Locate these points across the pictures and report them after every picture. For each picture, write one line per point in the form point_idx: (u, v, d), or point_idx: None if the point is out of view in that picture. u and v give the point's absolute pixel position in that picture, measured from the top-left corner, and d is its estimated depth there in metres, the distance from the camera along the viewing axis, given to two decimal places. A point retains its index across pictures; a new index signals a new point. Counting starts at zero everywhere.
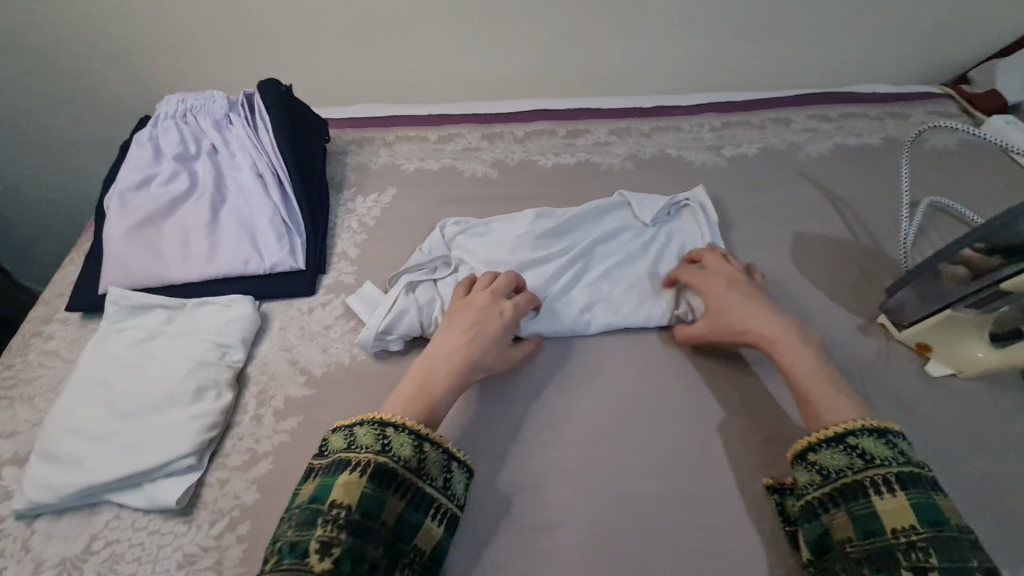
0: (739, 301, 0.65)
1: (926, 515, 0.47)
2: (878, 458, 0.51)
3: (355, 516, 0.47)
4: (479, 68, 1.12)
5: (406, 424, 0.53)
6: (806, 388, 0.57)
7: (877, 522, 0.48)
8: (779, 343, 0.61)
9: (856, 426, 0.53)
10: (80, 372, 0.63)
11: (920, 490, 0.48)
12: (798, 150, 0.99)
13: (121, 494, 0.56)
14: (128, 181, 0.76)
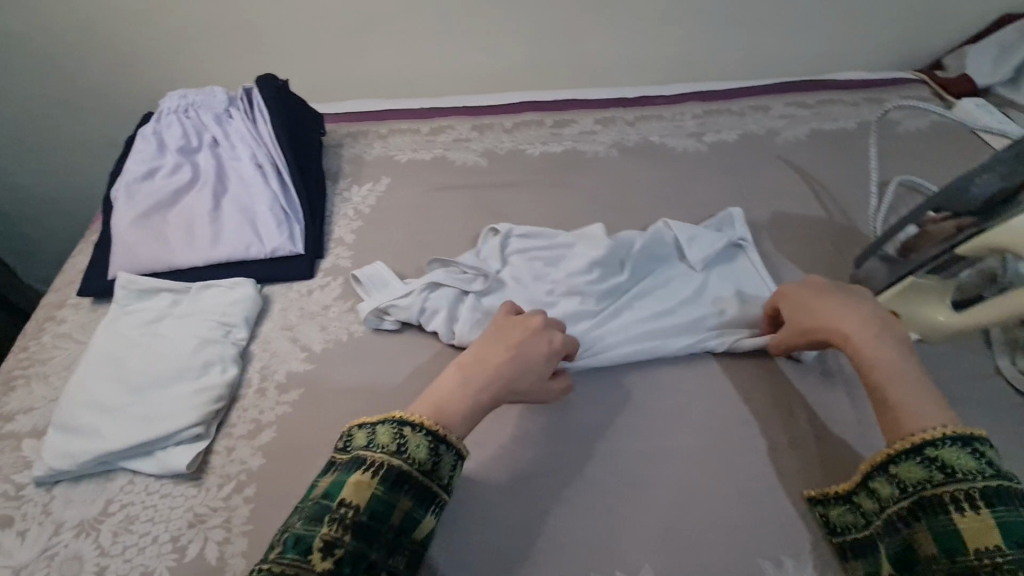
0: (817, 301, 0.62)
1: (1012, 534, 0.44)
2: (960, 471, 0.48)
3: (363, 518, 0.46)
4: (469, 63, 1.16)
5: (424, 426, 0.52)
6: (888, 391, 0.54)
7: (959, 540, 0.46)
8: (863, 342, 0.58)
9: (938, 436, 0.50)
10: (93, 352, 0.67)
11: (1010, 507, 0.45)
12: (776, 136, 1.03)
13: (134, 461, 0.60)
14: (134, 173, 0.80)
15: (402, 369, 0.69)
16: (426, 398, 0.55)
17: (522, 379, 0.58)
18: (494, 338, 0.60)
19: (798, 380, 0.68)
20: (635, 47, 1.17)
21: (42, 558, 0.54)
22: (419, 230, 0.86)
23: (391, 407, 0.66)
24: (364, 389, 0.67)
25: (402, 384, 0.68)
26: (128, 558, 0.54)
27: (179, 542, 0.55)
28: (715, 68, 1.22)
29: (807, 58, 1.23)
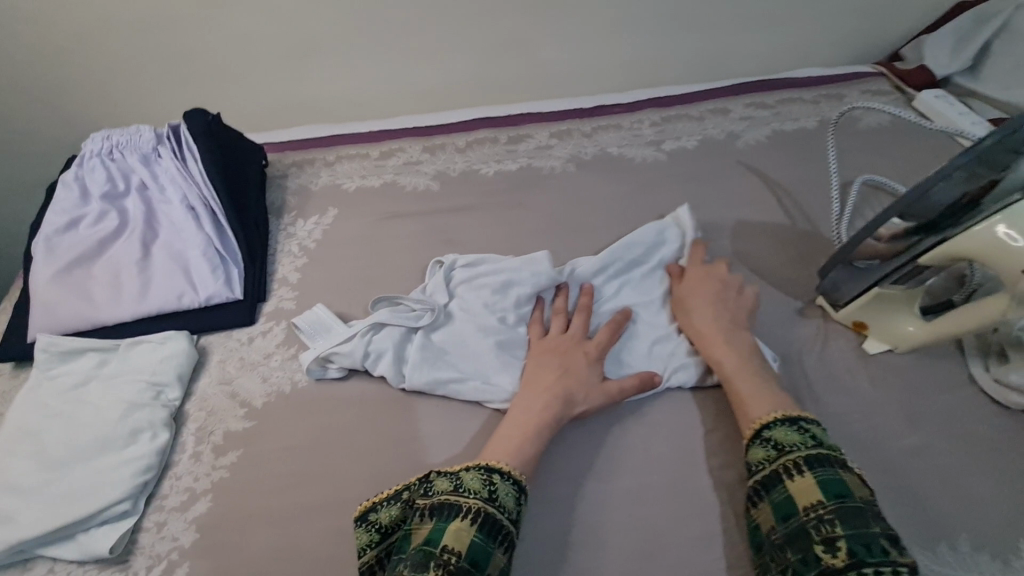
0: (702, 297, 0.69)
1: (832, 490, 0.50)
2: (788, 445, 0.55)
3: (466, 565, 0.47)
4: (420, 80, 1.11)
5: (511, 474, 0.54)
6: (733, 382, 0.62)
7: (792, 504, 0.51)
8: (716, 341, 0.65)
9: (769, 419, 0.57)
10: (10, 424, 0.62)
11: (828, 468, 0.52)
12: (737, 139, 1.00)
13: (54, 547, 0.55)
14: (54, 225, 0.74)
15: (348, 419, 0.65)
16: (495, 442, 0.57)
17: (583, 394, 0.61)
18: (537, 364, 0.64)
19: None
20: (590, 53, 1.13)
21: None
22: (367, 263, 0.82)
23: (337, 462, 0.61)
24: (308, 445, 0.63)
25: (349, 436, 0.63)
26: None
27: None
28: (673, 70, 1.19)
29: (765, 57, 1.20)
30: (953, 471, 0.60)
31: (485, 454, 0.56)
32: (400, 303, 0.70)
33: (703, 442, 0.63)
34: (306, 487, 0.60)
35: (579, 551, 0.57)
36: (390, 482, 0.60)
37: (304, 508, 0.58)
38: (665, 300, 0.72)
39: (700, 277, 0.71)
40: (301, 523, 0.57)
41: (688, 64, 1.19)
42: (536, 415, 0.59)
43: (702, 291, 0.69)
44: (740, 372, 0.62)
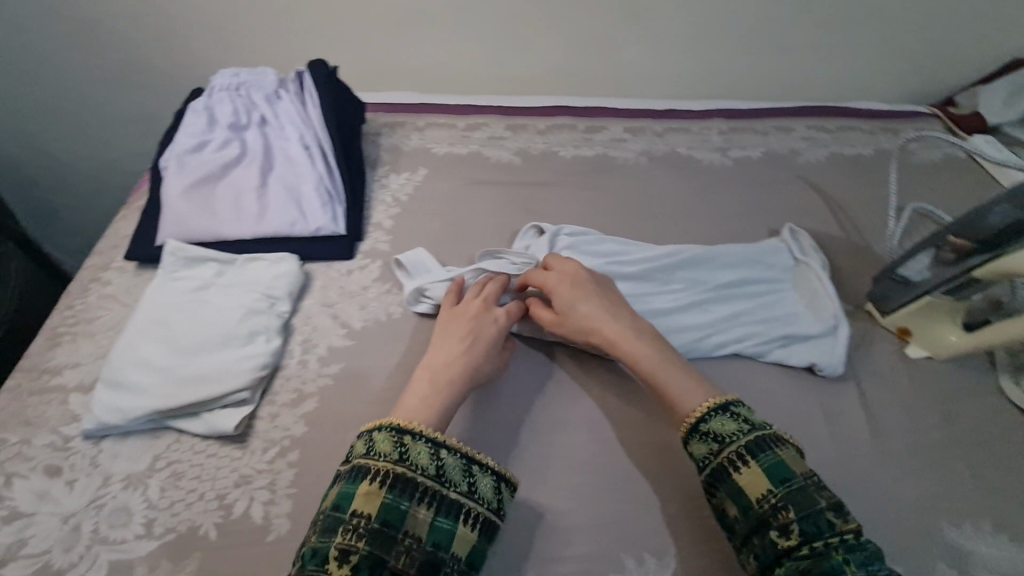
0: (582, 306, 0.68)
1: (776, 475, 0.53)
2: (726, 436, 0.56)
3: (376, 527, 0.49)
4: (505, 65, 1.19)
5: (424, 435, 0.55)
6: (660, 379, 0.63)
7: (744, 495, 0.53)
8: (627, 339, 0.66)
9: (703, 411, 0.59)
10: (141, 313, 0.69)
11: (768, 453, 0.54)
12: (797, 156, 1.07)
13: (182, 421, 0.62)
14: (185, 145, 0.82)
15: None
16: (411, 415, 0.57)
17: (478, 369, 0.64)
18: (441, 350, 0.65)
19: (813, 388, 0.72)
20: (665, 59, 1.20)
21: (92, 507, 0.55)
22: (454, 220, 0.89)
23: None
24: (402, 368, 0.70)
25: None
26: (176, 511, 0.56)
27: (226, 500, 0.57)
28: (739, 86, 1.26)
29: (828, 85, 1.27)
30: (980, 466, 0.66)
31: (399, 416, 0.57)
32: (501, 258, 0.78)
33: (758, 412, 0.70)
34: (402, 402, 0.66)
35: (644, 486, 0.63)
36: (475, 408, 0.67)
37: None
38: (746, 289, 0.80)
39: (562, 287, 0.70)
40: None
41: (754, 82, 1.26)
42: (447, 394, 0.60)
43: (575, 299, 0.69)
44: (662, 366, 0.63)
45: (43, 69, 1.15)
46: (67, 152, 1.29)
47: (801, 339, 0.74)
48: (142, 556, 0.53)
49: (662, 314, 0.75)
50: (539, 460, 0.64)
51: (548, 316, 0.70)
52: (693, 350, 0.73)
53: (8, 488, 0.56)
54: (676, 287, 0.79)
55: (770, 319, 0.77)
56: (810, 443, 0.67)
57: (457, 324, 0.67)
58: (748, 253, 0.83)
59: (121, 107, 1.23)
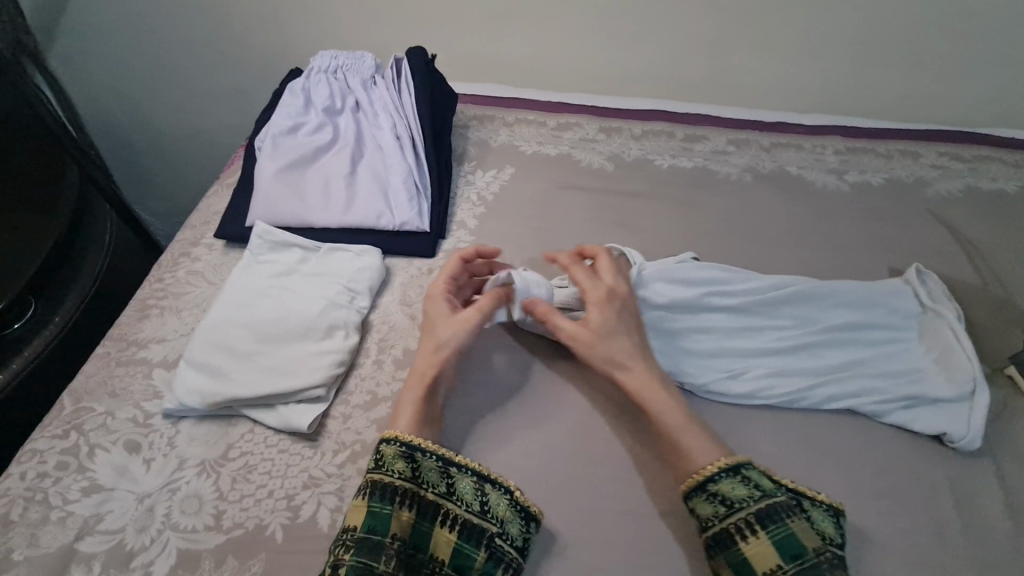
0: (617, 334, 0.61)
1: (788, 550, 0.48)
2: (737, 500, 0.51)
3: (362, 536, 0.48)
4: (602, 63, 1.14)
5: (396, 438, 0.54)
6: (672, 429, 0.57)
7: (750, 567, 0.48)
8: (654, 386, 0.59)
9: (712, 471, 0.53)
10: (226, 295, 0.68)
11: (779, 523, 0.49)
12: (926, 186, 0.94)
13: (257, 411, 0.60)
14: (280, 127, 0.82)
15: (518, 368, 0.67)
16: (403, 412, 0.57)
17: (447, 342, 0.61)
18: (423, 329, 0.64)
19: (940, 462, 0.62)
20: (778, 65, 1.10)
21: (166, 490, 0.55)
22: (540, 226, 0.84)
23: (506, 404, 0.64)
24: (479, 379, 0.66)
25: (519, 384, 0.66)
26: (245, 507, 0.54)
27: (295, 501, 0.55)
28: (859, 102, 1.14)
29: (967, 106, 1.12)
30: None
31: (394, 424, 0.56)
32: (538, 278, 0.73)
33: (875, 483, 0.61)
34: (477, 419, 0.62)
35: None
36: (553, 434, 0.62)
37: (474, 438, 0.61)
38: (870, 333, 0.69)
39: (607, 305, 0.63)
40: (471, 452, 0.60)
41: (877, 98, 1.13)
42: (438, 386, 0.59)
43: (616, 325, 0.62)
44: (674, 417, 0.58)
45: (148, 40, 1.18)
46: (164, 121, 1.33)
47: (929, 402, 0.65)
48: (209, 549, 0.52)
49: (763, 356, 0.68)
50: (626, 504, 0.57)
51: (572, 325, 0.62)
52: (798, 402, 0.65)
53: (91, 460, 0.57)
54: (782, 323, 0.70)
55: (893, 372, 0.67)
56: (936, 527, 0.58)
57: (434, 297, 0.65)
58: (872, 287, 0.72)
59: (217, 82, 1.25)
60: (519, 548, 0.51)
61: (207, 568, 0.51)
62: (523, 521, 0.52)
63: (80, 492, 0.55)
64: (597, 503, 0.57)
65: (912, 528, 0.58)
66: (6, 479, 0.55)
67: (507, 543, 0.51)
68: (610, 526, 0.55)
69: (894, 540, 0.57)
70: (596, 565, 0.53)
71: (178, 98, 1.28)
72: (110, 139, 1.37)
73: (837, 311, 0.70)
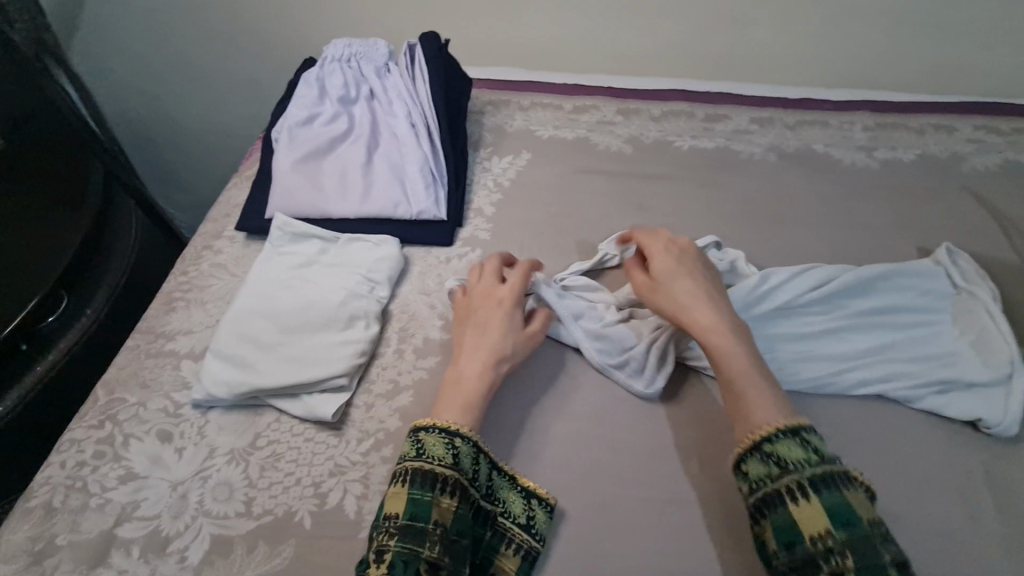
0: (678, 274, 0.62)
1: (841, 517, 0.45)
2: (792, 463, 0.49)
3: (405, 523, 0.48)
4: (619, 42, 1.11)
5: (436, 426, 0.54)
6: (736, 381, 0.55)
7: (797, 531, 0.46)
8: (718, 330, 0.58)
9: (770, 430, 0.51)
10: (250, 287, 0.69)
11: (834, 490, 0.47)
12: (962, 161, 0.90)
13: (282, 401, 0.61)
14: (297, 118, 0.82)
15: (538, 356, 0.67)
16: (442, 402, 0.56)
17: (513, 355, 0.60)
18: (480, 325, 0.61)
19: (974, 447, 0.61)
20: (802, 39, 1.06)
21: (198, 477, 0.57)
22: (557, 212, 0.83)
23: (525, 391, 0.64)
24: None
25: (542, 371, 0.65)
26: (274, 494, 0.56)
27: (322, 488, 0.56)
28: (889, 75, 1.09)
29: (1008, 74, 1.06)
30: None
31: (436, 411, 0.56)
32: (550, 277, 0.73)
33: (905, 468, 0.60)
34: (498, 407, 0.63)
35: None
36: (574, 422, 0.62)
37: (493, 426, 0.61)
38: (898, 317, 0.67)
39: (665, 255, 0.64)
40: (493, 440, 0.60)
41: (909, 70, 1.08)
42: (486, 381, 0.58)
43: (675, 271, 0.62)
44: (740, 367, 0.56)
45: (163, 33, 1.19)
46: (183, 114, 1.34)
47: (963, 387, 0.63)
48: (241, 534, 0.53)
49: (788, 341, 0.66)
50: (648, 491, 0.57)
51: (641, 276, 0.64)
52: (825, 387, 0.64)
53: (125, 449, 0.59)
54: (809, 308, 0.68)
55: (924, 357, 0.65)
56: (970, 514, 0.57)
57: (504, 305, 0.62)
58: (903, 270, 0.69)
59: (235, 74, 1.26)
60: (524, 526, 0.53)
61: (240, 553, 0.52)
62: (526, 499, 0.55)
63: (117, 480, 0.56)
64: (620, 491, 0.57)
65: (946, 514, 0.57)
66: (48, 467, 0.58)
67: (510, 520, 0.53)
68: (633, 512, 0.55)
69: (926, 528, 0.56)
70: (620, 550, 0.53)
71: (195, 90, 1.30)
72: (131, 133, 1.39)
73: (866, 295, 0.68)
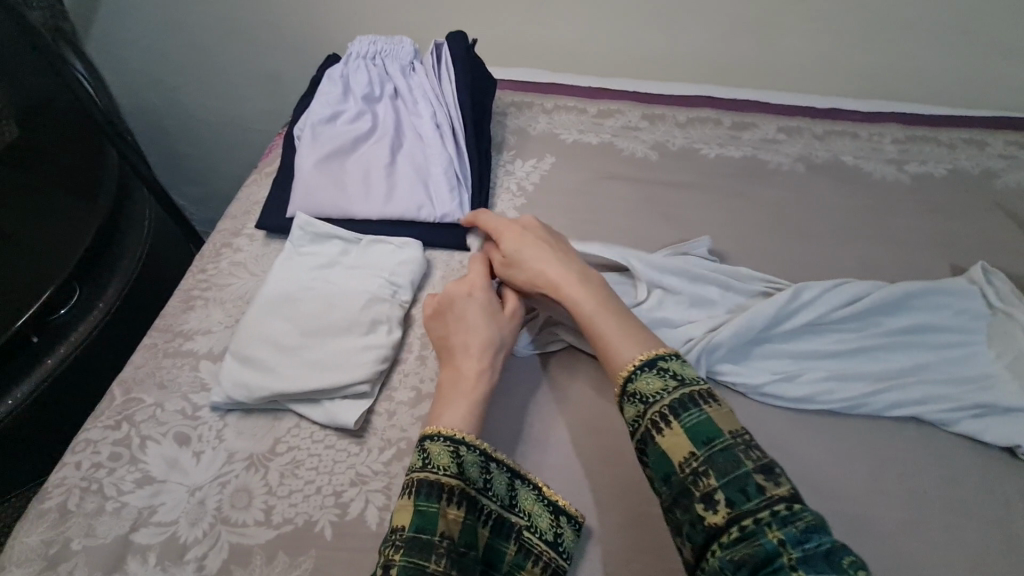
0: (528, 245, 0.64)
1: (700, 436, 0.45)
2: (651, 395, 0.49)
3: (411, 536, 0.46)
4: (644, 46, 1.09)
5: (440, 434, 0.52)
6: (595, 325, 0.55)
7: (667, 462, 0.46)
8: (570, 282, 0.59)
9: (636, 365, 0.50)
10: (269, 287, 0.68)
11: (693, 411, 0.47)
12: (994, 178, 0.88)
13: (303, 407, 0.60)
14: (320, 115, 0.81)
15: (563, 367, 0.65)
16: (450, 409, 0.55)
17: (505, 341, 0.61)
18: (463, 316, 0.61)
19: (1011, 475, 0.59)
20: (832, 48, 1.04)
21: (215, 483, 0.55)
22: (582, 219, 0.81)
23: (550, 402, 0.62)
24: (523, 379, 0.64)
25: (568, 382, 0.64)
26: (294, 502, 0.54)
27: (343, 498, 0.54)
28: (918, 86, 1.07)
29: None
30: None
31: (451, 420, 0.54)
32: None
33: (940, 494, 0.58)
34: (523, 419, 0.61)
35: None
36: (600, 435, 0.60)
37: (517, 438, 0.60)
38: (934, 337, 0.66)
39: (510, 231, 0.66)
40: (518, 454, 0.59)
41: (939, 82, 1.06)
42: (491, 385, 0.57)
43: (522, 241, 0.65)
44: (592, 311, 0.57)
45: (181, 24, 1.18)
46: (198, 107, 1.33)
47: (1002, 412, 0.61)
48: (260, 544, 0.52)
49: (821, 359, 0.64)
50: None
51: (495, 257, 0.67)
52: (858, 408, 0.62)
53: (142, 451, 0.57)
54: (843, 325, 0.66)
55: (961, 380, 0.63)
56: (1008, 544, 0.55)
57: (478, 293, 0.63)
58: (940, 289, 0.68)
59: (251, 68, 1.24)
60: (551, 543, 0.51)
61: (258, 563, 0.51)
62: (553, 515, 0.53)
63: (133, 484, 0.55)
64: (648, 509, 0.55)
65: (983, 543, 0.55)
66: (63, 467, 0.56)
67: (536, 536, 0.51)
68: (661, 531, 0.54)
69: (964, 557, 0.54)
70: (648, 571, 0.52)
71: (211, 83, 1.28)
72: (145, 124, 1.38)
73: (901, 313, 0.67)
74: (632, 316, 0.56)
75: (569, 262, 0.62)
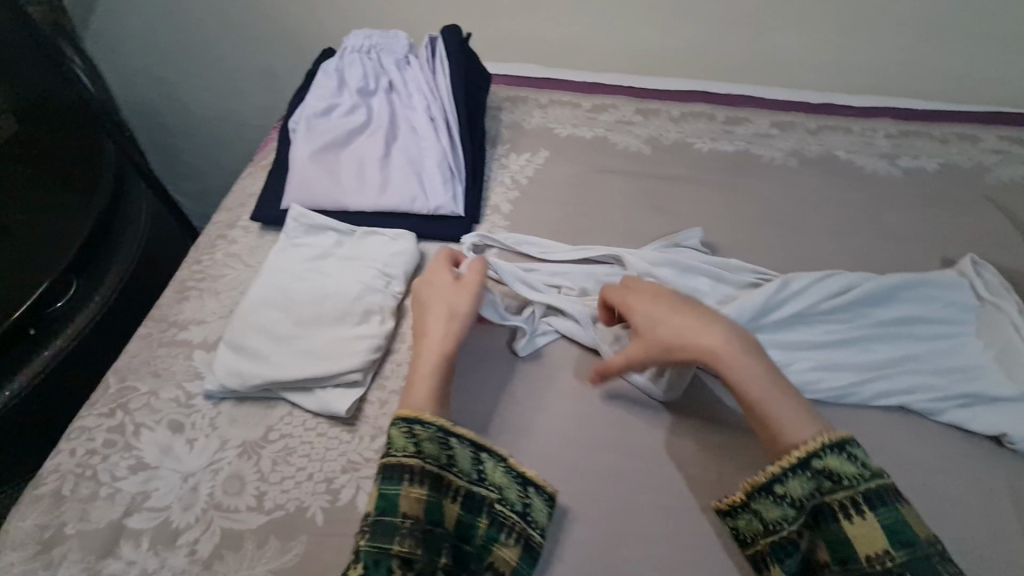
0: (666, 310, 0.58)
1: (898, 535, 0.46)
2: (844, 478, 0.49)
3: (375, 519, 0.48)
4: (639, 41, 1.10)
5: (400, 417, 0.54)
6: (763, 406, 0.53)
7: (851, 547, 0.47)
8: (728, 353, 0.55)
9: (816, 446, 0.50)
10: (260, 278, 0.69)
11: (889, 506, 0.47)
12: (986, 172, 0.89)
13: (296, 395, 0.60)
14: (315, 108, 0.82)
15: (554, 357, 0.66)
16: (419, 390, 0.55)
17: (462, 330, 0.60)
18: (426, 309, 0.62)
19: (997, 463, 0.60)
20: (826, 44, 1.05)
21: (208, 469, 0.56)
22: (575, 211, 0.82)
23: (541, 391, 0.63)
24: (514, 368, 0.65)
25: (558, 371, 0.65)
26: (286, 489, 0.55)
27: (334, 485, 0.55)
28: (912, 82, 1.08)
29: None
30: None
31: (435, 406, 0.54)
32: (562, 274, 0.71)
33: (926, 481, 0.58)
34: (513, 408, 0.62)
35: None
36: (590, 424, 0.61)
37: (507, 426, 0.60)
38: (923, 327, 0.66)
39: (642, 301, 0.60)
40: (508, 442, 0.59)
41: (932, 78, 1.07)
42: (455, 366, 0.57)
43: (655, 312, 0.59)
44: (759, 389, 0.54)
45: (178, 20, 1.18)
46: (195, 102, 1.34)
47: (988, 400, 0.61)
48: (251, 529, 0.52)
49: (811, 349, 0.65)
50: (665, 497, 0.56)
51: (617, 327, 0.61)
52: (847, 397, 0.63)
53: (137, 438, 0.58)
54: (832, 315, 0.66)
55: (948, 369, 0.64)
56: (993, 530, 0.55)
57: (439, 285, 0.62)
58: (929, 280, 0.68)
59: (249, 64, 1.25)
60: (521, 513, 0.51)
61: (250, 548, 0.51)
62: (522, 487, 0.52)
63: (127, 470, 0.56)
64: (636, 496, 0.56)
65: (968, 529, 0.55)
66: (58, 454, 0.57)
67: (507, 507, 0.51)
68: (649, 517, 0.54)
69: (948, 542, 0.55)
70: (635, 556, 0.52)
71: (209, 79, 1.29)
72: (143, 120, 1.38)
73: (890, 304, 0.67)
74: (798, 394, 0.54)
75: (717, 325, 0.57)
